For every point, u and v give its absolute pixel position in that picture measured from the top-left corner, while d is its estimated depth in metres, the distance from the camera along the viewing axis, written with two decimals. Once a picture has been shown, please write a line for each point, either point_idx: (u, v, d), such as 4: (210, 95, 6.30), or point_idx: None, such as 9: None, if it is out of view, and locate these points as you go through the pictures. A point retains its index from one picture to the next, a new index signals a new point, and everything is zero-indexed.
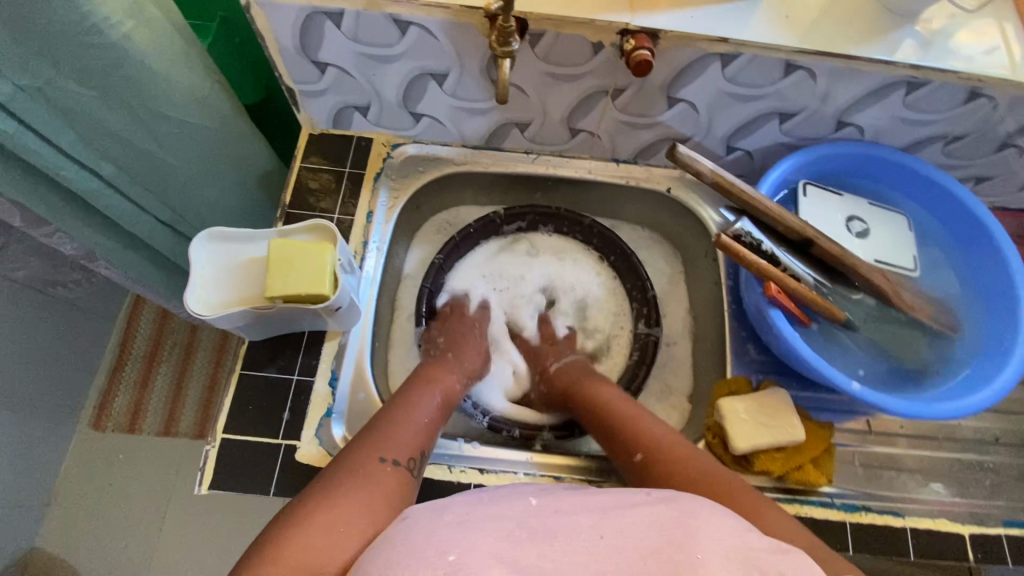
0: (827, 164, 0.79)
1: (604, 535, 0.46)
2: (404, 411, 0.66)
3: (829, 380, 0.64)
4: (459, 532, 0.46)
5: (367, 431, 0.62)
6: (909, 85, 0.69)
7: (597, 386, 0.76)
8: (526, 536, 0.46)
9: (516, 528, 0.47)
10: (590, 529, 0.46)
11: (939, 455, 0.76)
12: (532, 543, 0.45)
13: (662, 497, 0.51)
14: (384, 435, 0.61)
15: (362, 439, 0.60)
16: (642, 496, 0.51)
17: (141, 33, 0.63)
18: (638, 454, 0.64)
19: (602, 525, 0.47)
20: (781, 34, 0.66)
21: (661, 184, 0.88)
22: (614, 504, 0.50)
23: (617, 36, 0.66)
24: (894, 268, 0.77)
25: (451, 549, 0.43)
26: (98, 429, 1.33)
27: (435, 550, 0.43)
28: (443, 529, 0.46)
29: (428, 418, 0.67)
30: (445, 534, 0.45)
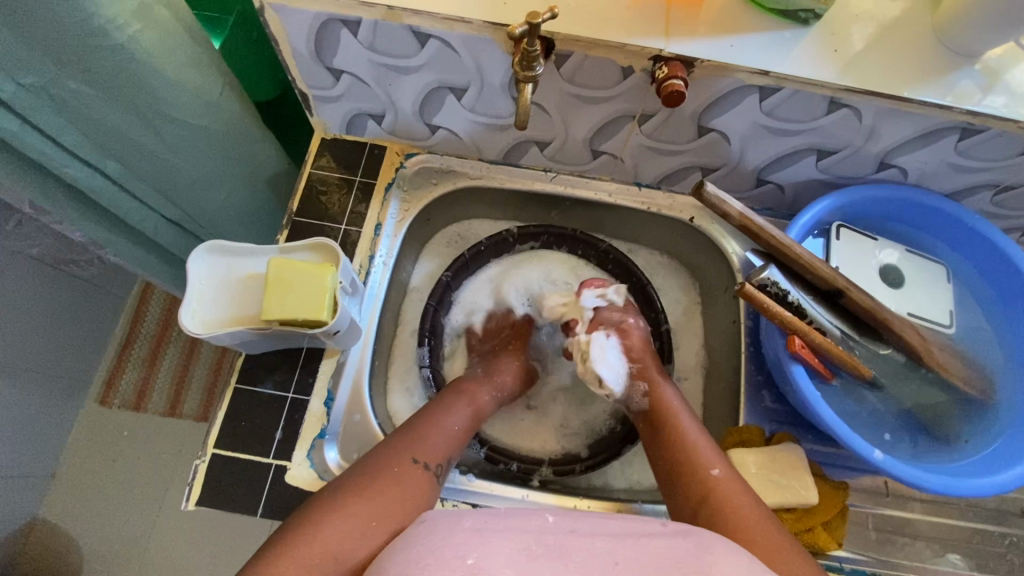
0: (864, 208, 0.75)
1: (619, 561, 0.47)
2: (433, 416, 0.68)
3: (852, 447, 0.60)
4: (479, 538, 0.47)
5: (398, 432, 0.65)
6: (963, 131, 0.63)
7: (668, 392, 0.74)
8: (542, 552, 0.46)
9: (533, 543, 0.47)
10: (605, 550, 0.48)
11: (959, 524, 0.72)
12: (548, 559, 0.46)
13: (676, 529, 0.51)
14: (413, 438, 0.64)
15: (393, 441, 0.63)
16: (657, 526, 0.52)
17: (150, 33, 0.60)
18: (714, 471, 0.63)
19: (617, 550, 0.48)
20: (828, 69, 0.61)
21: (684, 213, 0.84)
22: (628, 532, 0.50)
23: (649, 61, 0.61)
24: (928, 323, 0.73)
25: (470, 553, 0.45)
26: (105, 406, 1.32)
27: (454, 553, 0.45)
28: (464, 534, 0.47)
29: (457, 426, 0.69)
30: (465, 539, 0.47)
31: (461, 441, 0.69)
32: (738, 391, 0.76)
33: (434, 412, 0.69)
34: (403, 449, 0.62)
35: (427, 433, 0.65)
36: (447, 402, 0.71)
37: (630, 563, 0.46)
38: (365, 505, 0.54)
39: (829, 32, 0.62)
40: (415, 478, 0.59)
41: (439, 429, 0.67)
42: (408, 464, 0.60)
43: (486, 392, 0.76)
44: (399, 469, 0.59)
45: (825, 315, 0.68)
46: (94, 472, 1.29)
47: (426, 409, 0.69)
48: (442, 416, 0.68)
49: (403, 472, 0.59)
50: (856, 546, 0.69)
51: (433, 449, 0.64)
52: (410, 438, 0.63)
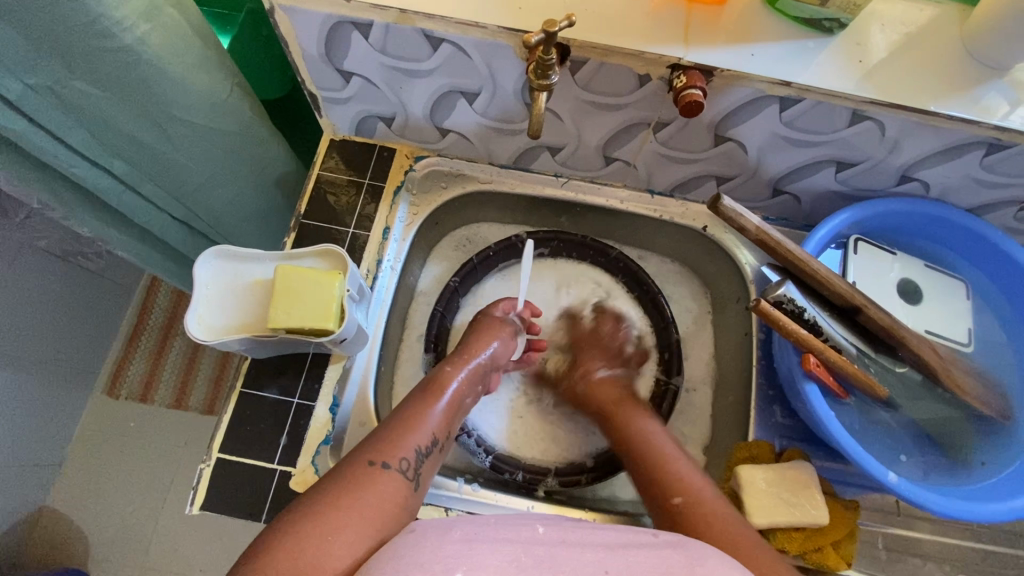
0: (885, 221, 0.73)
1: (610, 571, 0.45)
2: (401, 414, 0.63)
3: (865, 471, 0.59)
4: (467, 549, 0.45)
5: (366, 437, 0.60)
6: (990, 147, 0.61)
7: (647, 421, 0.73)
8: (531, 564, 0.44)
9: (523, 553, 0.45)
10: (595, 562, 0.46)
11: (969, 546, 0.70)
12: (539, 571, 0.44)
13: (670, 541, 0.49)
14: (379, 439, 0.59)
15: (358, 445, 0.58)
16: (648, 535, 0.50)
17: (157, 35, 0.59)
18: (677, 497, 0.62)
19: (608, 559, 0.46)
20: (852, 80, 0.59)
21: (697, 221, 0.82)
22: (621, 542, 0.49)
23: (667, 70, 0.60)
24: (945, 341, 0.71)
25: (458, 565, 0.43)
26: (113, 396, 1.33)
27: (442, 565, 0.43)
28: (452, 543, 0.45)
29: (431, 420, 0.64)
30: (453, 549, 0.44)
31: (437, 435, 0.63)
32: (748, 405, 0.75)
33: (404, 409, 0.64)
34: (367, 453, 0.57)
35: (396, 432, 0.60)
36: (419, 396, 0.66)
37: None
38: (331, 515, 0.48)
39: (853, 42, 0.60)
40: (383, 480, 0.54)
41: (408, 426, 0.61)
42: (373, 469, 0.55)
43: (465, 378, 0.71)
44: (365, 473, 0.54)
45: (841, 332, 0.67)
46: (101, 464, 1.30)
47: (394, 406, 0.63)
48: (412, 412, 0.63)
49: (369, 475, 0.54)
50: (865, 566, 0.68)
51: (401, 447, 0.58)
52: (375, 441, 0.59)
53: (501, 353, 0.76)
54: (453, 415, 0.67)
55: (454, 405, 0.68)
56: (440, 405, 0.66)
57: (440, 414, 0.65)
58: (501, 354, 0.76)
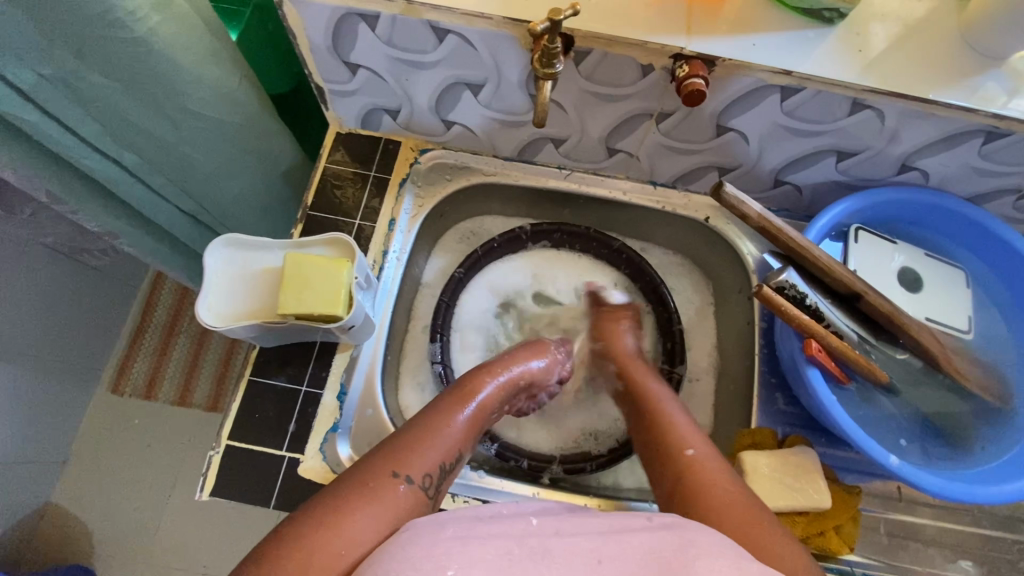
0: (885, 210, 0.74)
1: (601, 563, 0.45)
2: (430, 421, 0.61)
3: (866, 454, 0.59)
4: (458, 546, 0.45)
5: (390, 439, 0.59)
6: (988, 135, 0.62)
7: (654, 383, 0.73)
8: (521, 558, 0.44)
9: (515, 547, 0.46)
10: (587, 552, 0.46)
11: (970, 530, 0.71)
12: (531, 564, 0.44)
13: (664, 523, 0.50)
14: (405, 446, 0.57)
15: (382, 448, 0.57)
16: (642, 522, 0.50)
17: (168, 26, 0.60)
18: (689, 450, 0.61)
19: (600, 549, 0.46)
20: (851, 69, 0.60)
21: (699, 213, 0.83)
22: (614, 530, 0.49)
23: (669, 60, 0.61)
24: (945, 328, 0.72)
25: (451, 563, 0.43)
26: (118, 392, 1.34)
27: (433, 562, 0.43)
28: (444, 541, 0.45)
29: (459, 431, 0.62)
30: (445, 546, 0.44)
31: (462, 449, 0.62)
32: (751, 393, 0.76)
33: (432, 416, 0.62)
34: (391, 460, 0.55)
35: (424, 440, 0.59)
36: (449, 402, 0.65)
37: (615, 566, 0.45)
38: (344, 526, 0.48)
39: (852, 32, 0.61)
40: (402, 495, 0.53)
41: (437, 437, 0.60)
42: (395, 479, 0.53)
43: (498, 387, 0.70)
44: (387, 481, 0.53)
45: (842, 318, 0.68)
46: (108, 458, 1.31)
47: (424, 410, 0.62)
48: (441, 421, 0.62)
49: (389, 486, 0.53)
50: (867, 551, 0.68)
51: (428, 458, 0.57)
52: (401, 448, 0.57)
53: (543, 373, 0.77)
54: (478, 428, 0.66)
55: (481, 418, 0.66)
56: (468, 416, 0.65)
57: (467, 426, 0.64)
58: (544, 375, 0.77)
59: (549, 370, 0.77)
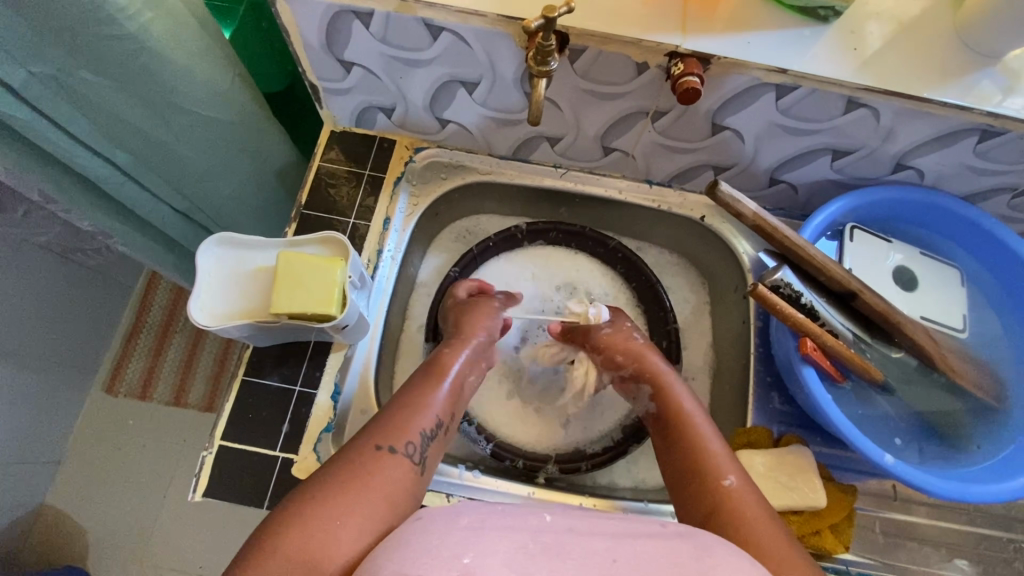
0: (880, 208, 0.74)
1: (617, 560, 0.45)
2: (408, 395, 0.62)
3: (862, 452, 0.59)
4: (475, 537, 0.45)
5: (373, 419, 0.60)
6: (983, 133, 0.62)
7: (679, 392, 0.69)
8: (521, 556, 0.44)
9: (531, 541, 0.45)
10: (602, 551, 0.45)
11: (965, 529, 0.71)
12: (545, 560, 0.43)
13: (677, 531, 0.49)
14: (387, 421, 0.58)
15: (365, 428, 0.58)
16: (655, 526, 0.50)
17: (160, 23, 0.59)
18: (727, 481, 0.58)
19: (616, 549, 0.46)
20: (847, 68, 0.60)
21: (695, 212, 0.83)
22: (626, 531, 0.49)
23: (664, 58, 0.61)
24: (940, 327, 0.72)
25: (466, 551, 0.43)
26: (112, 393, 1.33)
27: (449, 551, 0.43)
28: (459, 531, 0.45)
29: (436, 401, 0.63)
30: (461, 536, 0.44)
31: (442, 415, 0.63)
32: (746, 392, 0.76)
33: (409, 391, 0.63)
34: (374, 435, 0.57)
35: (401, 415, 0.60)
36: (422, 378, 0.65)
37: (630, 564, 0.44)
38: (334, 503, 0.49)
39: (848, 31, 0.61)
40: (388, 466, 0.54)
41: (415, 405, 0.61)
42: (378, 456, 0.54)
43: (467, 359, 0.70)
44: (371, 459, 0.54)
45: (837, 317, 0.68)
46: (102, 459, 1.30)
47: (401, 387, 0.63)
48: (418, 392, 0.63)
49: (375, 461, 0.54)
50: (863, 550, 0.68)
51: (406, 431, 0.58)
52: (382, 425, 0.58)
53: (491, 326, 0.76)
54: (457, 394, 0.66)
55: (458, 383, 0.67)
56: (445, 384, 0.66)
57: (445, 394, 0.65)
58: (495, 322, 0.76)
59: (494, 318, 0.76)
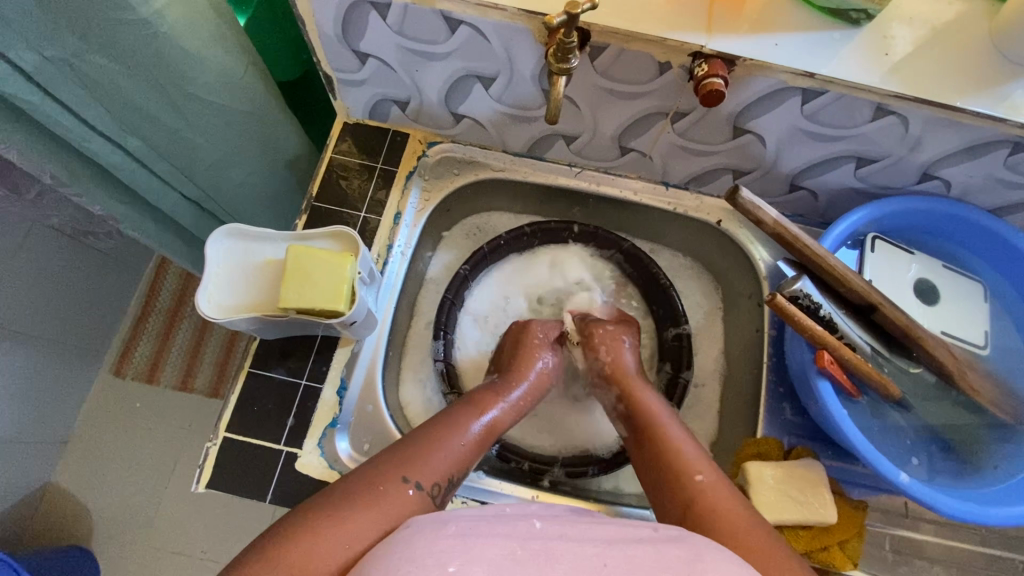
0: (904, 218, 0.71)
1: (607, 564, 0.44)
2: (441, 431, 0.60)
3: (875, 470, 0.58)
4: (461, 545, 0.44)
5: (399, 445, 0.58)
6: (1015, 145, 0.60)
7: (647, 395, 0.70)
8: (526, 558, 0.44)
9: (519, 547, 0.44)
10: (593, 556, 0.44)
11: (977, 550, 0.70)
12: (532, 566, 0.43)
13: (669, 536, 0.48)
14: (413, 452, 0.57)
15: (389, 453, 0.56)
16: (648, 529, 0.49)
17: (175, 8, 0.58)
18: (699, 476, 0.58)
19: (605, 554, 0.45)
20: (876, 73, 0.58)
21: (711, 215, 0.81)
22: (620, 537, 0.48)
23: (688, 58, 0.59)
24: (961, 343, 0.70)
25: (452, 560, 0.42)
26: (119, 375, 1.34)
27: (434, 559, 0.42)
28: (446, 538, 0.44)
29: (468, 442, 0.62)
30: (447, 544, 0.44)
31: (470, 460, 0.61)
32: (758, 402, 0.74)
33: (440, 424, 0.61)
34: (400, 464, 0.55)
35: (431, 447, 0.58)
36: (460, 416, 0.64)
37: (619, 569, 0.43)
38: (348, 522, 0.47)
39: (878, 35, 0.59)
40: (410, 501, 0.52)
41: (450, 444, 0.60)
42: (398, 482, 0.53)
43: (505, 407, 0.69)
44: (392, 487, 0.52)
45: (856, 330, 0.66)
46: (108, 440, 1.31)
47: (435, 421, 0.61)
48: (451, 430, 0.61)
49: (395, 488, 0.52)
50: (871, 567, 0.67)
51: (435, 466, 0.56)
52: (410, 453, 0.57)
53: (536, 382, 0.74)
54: (488, 439, 0.65)
55: (493, 430, 0.66)
56: (480, 426, 0.64)
57: (476, 441, 0.63)
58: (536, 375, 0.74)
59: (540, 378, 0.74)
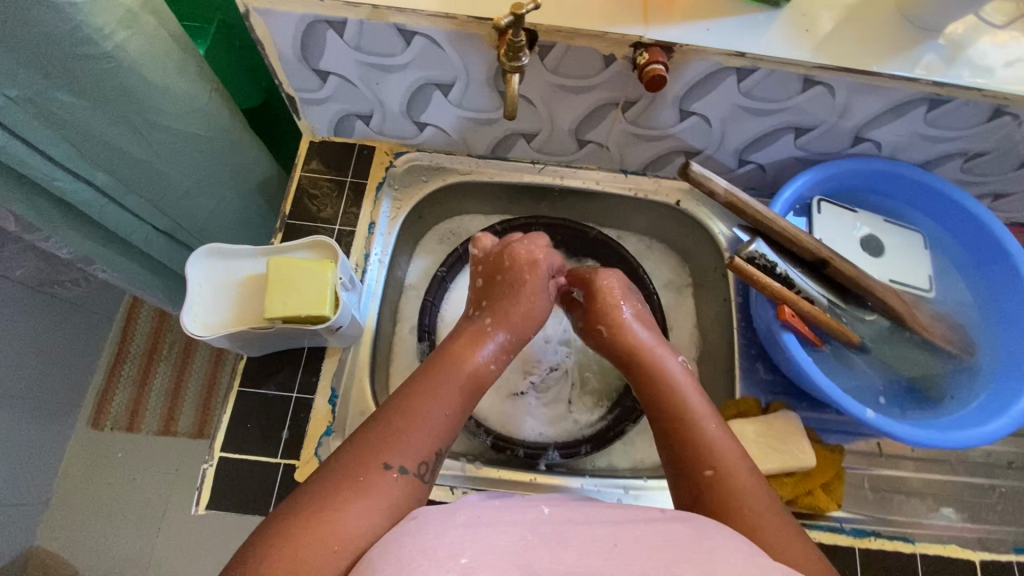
0: (842, 181, 0.78)
1: (616, 545, 0.47)
2: (417, 401, 0.59)
3: (843, 408, 0.62)
4: (472, 537, 0.46)
5: (372, 424, 0.57)
6: (931, 102, 0.66)
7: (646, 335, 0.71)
8: (537, 544, 0.46)
9: (529, 534, 0.47)
10: (600, 539, 0.47)
11: (952, 479, 0.75)
12: (543, 552, 0.45)
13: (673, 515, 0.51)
14: (388, 430, 0.56)
15: (369, 427, 0.56)
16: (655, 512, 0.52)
17: (136, 41, 0.60)
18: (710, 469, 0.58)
19: (612, 537, 0.48)
20: (799, 48, 0.63)
21: (671, 197, 0.86)
22: (625, 518, 0.51)
23: (630, 49, 0.64)
24: (909, 289, 0.76)
25: (463, 552, 0.44)
26: (97, 428, 1.30)
27: (446, 551, 0.44)
28: (456, 529, 0.46)
29: (445, 408, 0.60)
30: (458, 535, 0.46)
31: (451, 423, 0.60)
32: (733, 365, 0.79)
33: (413, 396, 0.60)
34: (377, 447, 0.54)
35: (405, 422, 0.57)
36: (431, 379, 0.62)
37: (627, 549, 0.46)
38: (337, 515, 0.48)
39: (799, 14, 0.65)
40: (394, 485, 0.52)
41: (429, 413, 0.58)
42: (377, 468, 0.52)
43: (491, 352, 0.67)
44: (371, 475, 0.52)
45: (812, 285, 0.71)
46: (95, 490, 1.28)
47: (407, 393, 0.60)
48: (425, 400, 0.59)
49: (376, 475, 0.52)
50: (855, 506, 0.71)
51: (413, 445, 0.55)
52: (385, 431, 0.56)
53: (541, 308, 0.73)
54: (471, 397, 0.64)
55: (477, 383, 0.65)
56: (462, 387, 0.63)
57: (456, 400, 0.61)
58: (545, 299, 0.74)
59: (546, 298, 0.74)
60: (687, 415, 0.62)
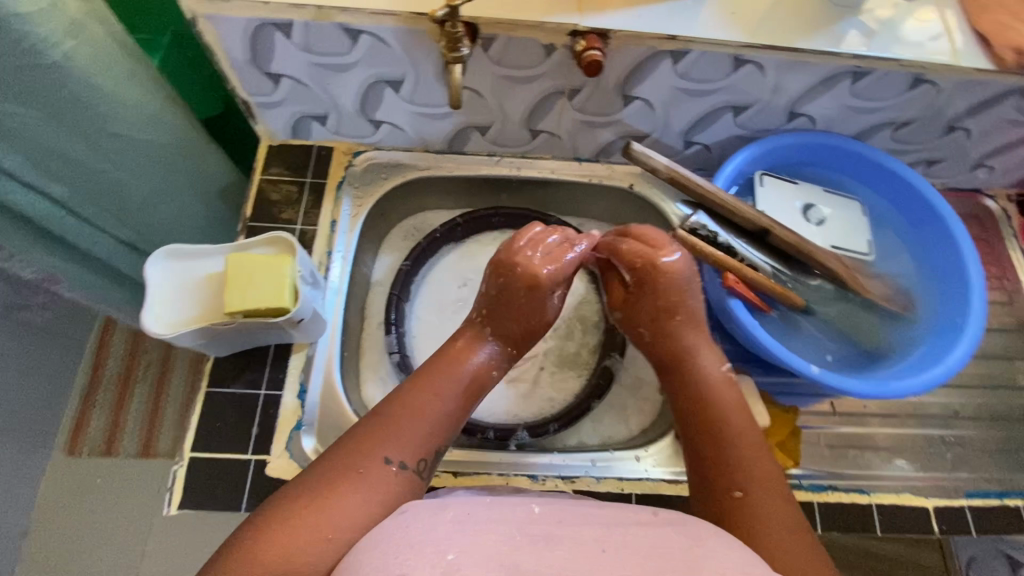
0: (782, 155, 0.82)
1: (607, 549, 0.45)
2: (420, 402, 0.59)
3: (789, 365, 0.65)
4: (458, 534, 0.45)
5: (373, 418, 0.57)
6: (854, 75, 0.70)
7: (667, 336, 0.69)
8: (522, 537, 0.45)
9: (516, 532, 0.46)
10: (592, 540, 0.46)
11: (905, 432, 0.78)
12: (529, 547, 0.45)
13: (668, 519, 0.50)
14: (391, 423, 0.56)
15: (363, 425, 0.56)
16: (649, 515, 0.51)
17: (85, 51, 0.61)
18: (738, 492, 0.54)
19: (601, 538, 0.47)
20: (726, 29, 0.67)
21: (624, 180, 0.89)
22: (619, 521, 0.50)
23: (568, 38, 0.67)
24: (850, 254, 0.80)
25: (450, 549, 0.43)
26: (73, 455, 1.25)
27: (433, 548, 0.43)
28: (444, 525, 0.46)
29: (449, 407, 0.60)
30: (445, 531, 0.45)
31: (454, 421, 0.60)
32: None
33: (416, 394, 0.60)
34: (380, 443, 0.54)
35: (407, 418, 0.57)
36: (437, 378, 0.62)
37: (618, 552, 0.45)
38: (330, 507, 0.48)
39: None
40: (394, 479, 0.52)
41: (427, 411, 0.58)
42: (378, 461, 0.53)
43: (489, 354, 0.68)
44: (371, 469, 0.52)
45: (757, 254, 0.75)
46: None
47: (411, 390, 0.60)
48: (428, 399, 0.59)
49: (377, 473, 0.52)
50: (813, 462, 0.74)
51: (416, 442, 0.56)
52: (389, 426, 0.56)
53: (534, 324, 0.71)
54: (472, 399, 0.64)
55: (478, 388, 0.65)
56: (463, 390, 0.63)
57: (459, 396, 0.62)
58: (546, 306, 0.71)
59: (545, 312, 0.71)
60: (724, 436, 0.59)
